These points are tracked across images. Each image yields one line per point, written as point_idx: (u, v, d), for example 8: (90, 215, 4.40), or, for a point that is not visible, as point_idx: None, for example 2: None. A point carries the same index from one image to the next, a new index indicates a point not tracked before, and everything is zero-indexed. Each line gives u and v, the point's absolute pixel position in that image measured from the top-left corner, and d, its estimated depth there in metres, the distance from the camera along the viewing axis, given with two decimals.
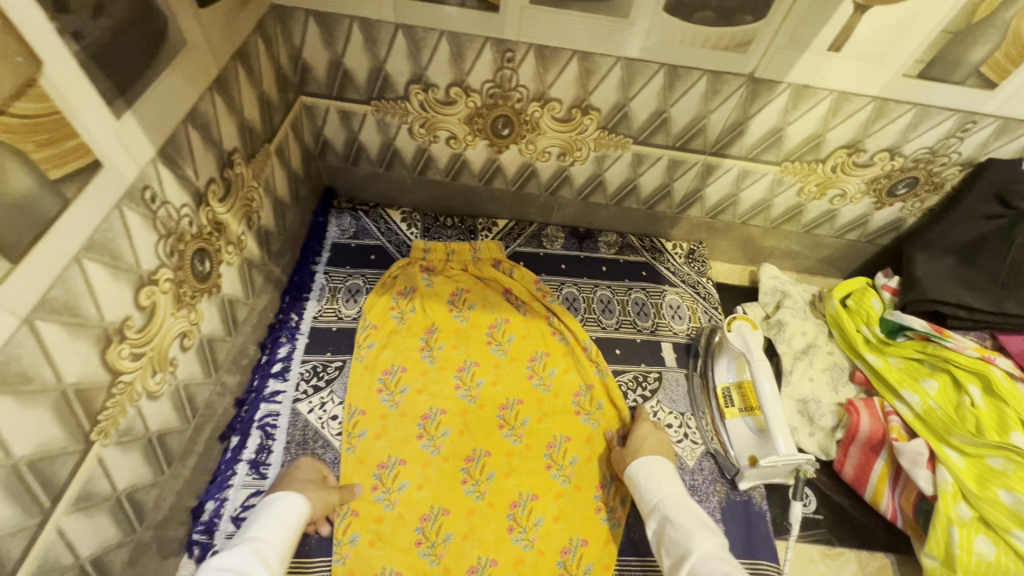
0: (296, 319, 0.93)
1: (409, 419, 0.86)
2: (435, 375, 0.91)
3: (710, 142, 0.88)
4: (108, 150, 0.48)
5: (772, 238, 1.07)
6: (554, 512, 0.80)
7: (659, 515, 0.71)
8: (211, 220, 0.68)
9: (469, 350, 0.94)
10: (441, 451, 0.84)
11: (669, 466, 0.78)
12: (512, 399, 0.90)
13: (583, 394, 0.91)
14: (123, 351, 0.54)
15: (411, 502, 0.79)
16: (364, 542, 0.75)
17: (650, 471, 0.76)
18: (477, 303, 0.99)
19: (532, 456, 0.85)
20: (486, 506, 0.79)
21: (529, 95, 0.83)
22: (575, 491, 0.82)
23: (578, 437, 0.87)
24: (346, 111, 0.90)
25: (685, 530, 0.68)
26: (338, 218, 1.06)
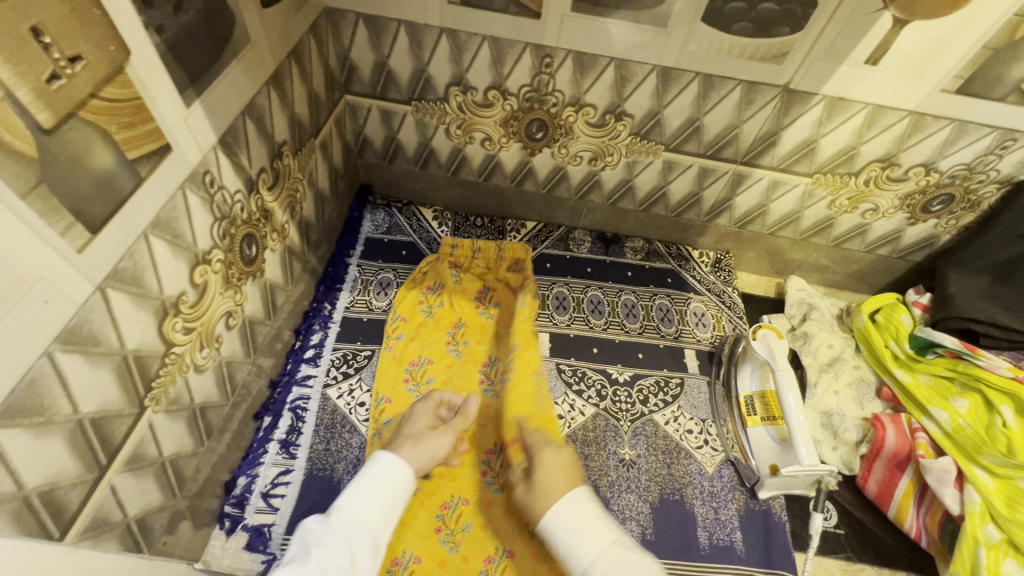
0: (329, 309, 0.97)
1: None
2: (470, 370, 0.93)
3: (741, 152, 0.89)
4: (176, 136, 0.52)
5: (801, 251, 1.07)
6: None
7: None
8: (259, 207, 0.71)
9: (493, 347, 0.96)
10: (463, 442, 0.86)
11: (582, 498, 0.72)
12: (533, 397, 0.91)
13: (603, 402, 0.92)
14: (176, 323, 0.58)
15: (432, 489, 0.81)
16: None
17: (566, 527, 0.69)
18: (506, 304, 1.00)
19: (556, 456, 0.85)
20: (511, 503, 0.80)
21: (565, 100, 0.86)
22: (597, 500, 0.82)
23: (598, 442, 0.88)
24: (387, 111, 0.94)
25: None
26: (373, 214, 1.10)
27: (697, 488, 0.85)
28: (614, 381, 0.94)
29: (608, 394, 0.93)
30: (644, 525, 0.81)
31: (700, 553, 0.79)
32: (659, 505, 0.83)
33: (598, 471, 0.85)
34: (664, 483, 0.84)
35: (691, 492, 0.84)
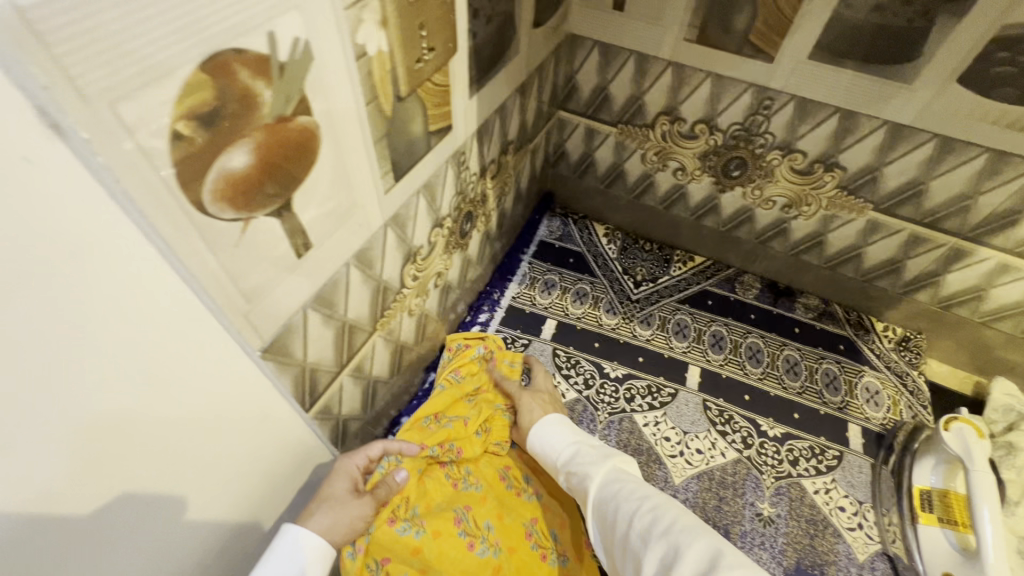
0: (498, 294, 1.08)
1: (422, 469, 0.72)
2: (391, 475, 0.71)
3: (968, 224, 0.81)
4: (457, 119, 0.65)
5: (1017, 351, 0.93)
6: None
7: (564, 466, 0.64)
8: (482, 191, 0.83)
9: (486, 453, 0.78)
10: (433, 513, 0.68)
11: (561, 418, 0.71)
12: (529, 516, 0.73)
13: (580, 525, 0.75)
14: (411, 269, 0.70)
15: (385, 543, 0.64)
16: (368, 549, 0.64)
17: (545, 433, 0.69)
18: (456, 399, 0.81)
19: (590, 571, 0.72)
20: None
21: (774, 142, 0.87)
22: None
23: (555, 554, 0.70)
24: (592, 129, 1.03)
25: (583, 470, 0.61)
26: (550, 220, 1.20)
27: (842, 572, 0.77)
28: (762, 433, 0.90)
29: (753, 444, 0.89)
30: None
31: None
32: (794, 574, 0.77)
33: (732, 517, 0.82)
34: (803, 553, 0.79)
35: (835, 574, 0.77)
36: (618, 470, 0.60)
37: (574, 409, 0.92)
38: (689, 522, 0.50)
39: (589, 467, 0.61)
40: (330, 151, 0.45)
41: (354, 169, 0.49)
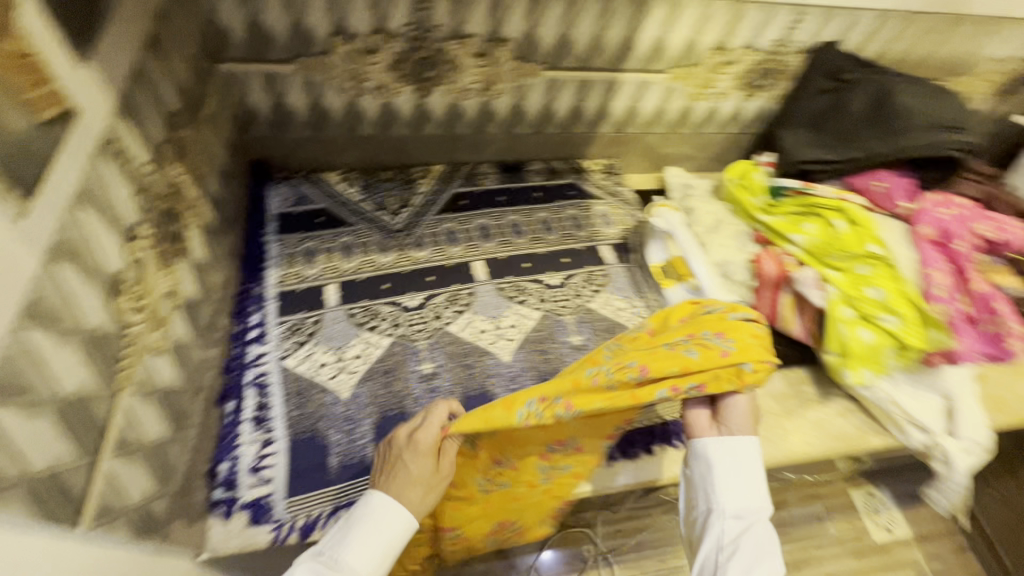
0: (260, 289, 0.95)
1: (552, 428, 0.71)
2: (592, 378, 0.68)
3: (608, 58, 1.01)
4: (82, 99, 0.50)
5: (670, 144, 1.24)
6: (527, 519, 0.87)
7: (722, 505, 0.65)
8: (171, 181, 0.68)
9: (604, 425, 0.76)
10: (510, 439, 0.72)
11: (746, 448, 0.67)
12: (513, 460, 0.76)
13: (569, 444, 0.77)
14: (126, 302, 0.56)
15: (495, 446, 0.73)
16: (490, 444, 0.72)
17: (733, 457, 0.66)
18: (733, 342, 0.68)
19: (563, 486, 0.81)
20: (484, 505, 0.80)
21: (447, 33, 0.91)
22: (534, 519, 0.88)
23: (523, 471, 0.78)
24: (269, 74, 0.92)
25: (751, 541, 0.63)
26: (276, 190, 1.07)
27: None
28: (549, 286, 1.05)
29: (547, 297, 1.03)
30: None
31: None
32: None
33: (556, 360, 0.95)
34: None
35: None
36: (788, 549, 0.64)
37: (395, 352, 0.92)
38: None
39: (761, 534, 0.63)
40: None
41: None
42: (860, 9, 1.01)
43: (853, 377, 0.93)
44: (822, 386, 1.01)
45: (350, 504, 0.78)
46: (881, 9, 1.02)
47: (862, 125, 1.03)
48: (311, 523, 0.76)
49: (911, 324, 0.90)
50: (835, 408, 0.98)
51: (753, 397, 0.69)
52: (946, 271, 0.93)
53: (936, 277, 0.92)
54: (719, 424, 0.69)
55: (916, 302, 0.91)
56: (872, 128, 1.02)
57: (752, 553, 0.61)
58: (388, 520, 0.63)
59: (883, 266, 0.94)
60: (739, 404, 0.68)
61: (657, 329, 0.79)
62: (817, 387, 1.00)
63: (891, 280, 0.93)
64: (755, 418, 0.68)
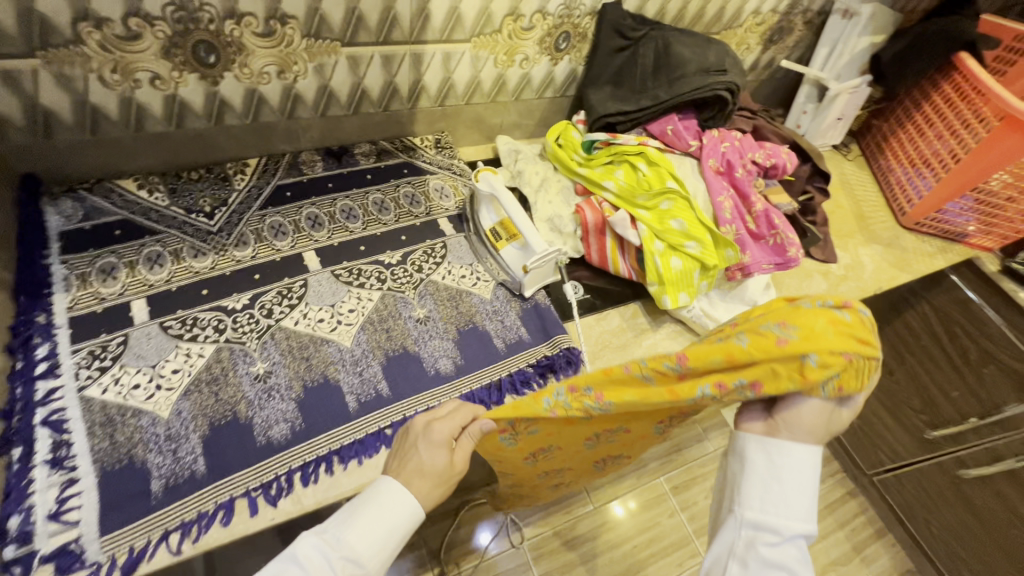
0: (45, 317, 0.83)
1: (565, 422, 0.72)
2: (625, 367, 0.66)
3: (406, 31, 1.01)
4: None
5: (495, 113, 1.28)
6: (574, 472, 1.05)
7: (746, 510, 0.61)
8: None
9: (635, 421, 0.75)
10: (533, 435, 0.79)
11: (800, 458, 0.60)
12: (552, 445, 0.84)
13: (617, 430, 0.80)
14: None
15: (532, 440, 0.81)
16: (542, 433, 0.78)
17: (784, 462, 0.61)
18: (795, 329, 0.57)
19: (592, 456, 0.95)
20: (532, 471, 0.96)
21: (219, 13, 0.85)
22: (580, 471, 1.05)
23: (569, 452, 0.90)
24: (6, 72, 0.79)
25: (773, 550, 0.59)
26: (55, 205, 0.94)
27: (484, 312, 1.02)
28: (388, 265, 1.04)
29: (387, 276, 1.02)
30: (454, 355, 0.95)
31: (499, 355, 0.97)
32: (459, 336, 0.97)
33: (401, 335, 0.95)
34: (458, 321, 0.99)
35: (480, 317, 1.01)
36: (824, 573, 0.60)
37: (222, 358, 0.85)
38: None
39: (786, 551, 0.60)
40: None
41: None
42: None
43: (672, 301, 1.04)
44: (655, 317, 1.11)
45: (182, 526, 0.72)
46: None
47: (650, 77, 1.15)
48: (136, 557, 0.69)
49: (708, 246, 1.02)
50: (665, 332, 1.10)
51: (835, 401, 0.59)
52: (729, 197, 1.07)
53: (722, 202, 1.06)
54: (776, 430, 0.61)
55: (709, 226, 1.04)
56: (656, 79, 1.14)
57: (764, 569, 0.59)
58: (394, 503, 0.66)
59: (681, 199, 1.05)
60: (809, 409, 0.59)
61: (739, 318, 0.68)
62: (650, 318, 1.11)
63: (689, 210, 1.04)
64: (828, 423, 0.60)
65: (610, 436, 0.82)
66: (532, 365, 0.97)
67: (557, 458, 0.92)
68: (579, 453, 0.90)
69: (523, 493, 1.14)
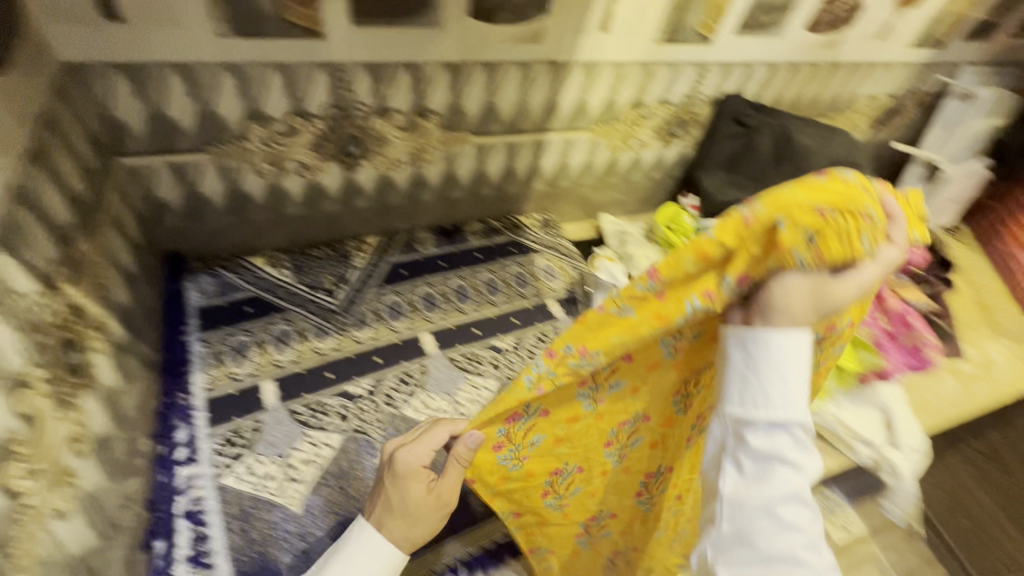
0: (185, 398, 0.85)
1: (563, 391, 0.70)
2: (602, 309, 0.64)
3: (534, 122, 1.02)
4: None
5: (600, 192, 1.28)
6: (624, 531, 0.82)
7: (733, 414, 0.53)
8: (67, 305, 0.60)
9: (657, 393, 0.70)
10: (524, 463, 0.76)
11: (798, 346, 0.52)
12: (570, 464, 0.77)
13: (638, 419, 0.72)
14: (13, 469, 0.47)
15: (540, 458, 0.76)
16: (547, 441, 0.75)
17: (775, 356, 0.52)
18: (762, 205, 0.52)
19: (628, 475, 0.77)
20: (562, 516, 0.81)
21: (370, 110, 0.88)
22: (628, 529, 0.81)
23: (590, 469, 0.77)
24: (178, 165, 0.84)
25: (761, 473, 0.52)
26: (194, 280, 0.97)
27: None
28: (503, 351, 1.03)
29: (501, 362, 1.01)
30: None
31: None
32: None
33: None
34: None
35: None
36: (819, 458, 0.53)
37: (350, 450, 0.84)
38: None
39: (777, 440, 0.52)
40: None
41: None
42: (753, 63, 1.10)
43: None
44: None
45: None
46: (772, 62, 1.11)
47: (771, 166, 1.13)
48: None
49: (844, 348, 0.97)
50: None
51: (829, 278, 0.52)
52: None
53: None
54: (755, 323, 0.54)
55: None
56: (778, 168, 1.13)
57: (759, 462, 0.52)
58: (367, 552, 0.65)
59: None
60: (788, 283, 0.51)
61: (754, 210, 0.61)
62: None
63: None
64: (814, 301, 0.52)
65: (634, 435, 0.74)
66: None
67: (595, 492, 0.79)
68: (620, 484, 0.79)
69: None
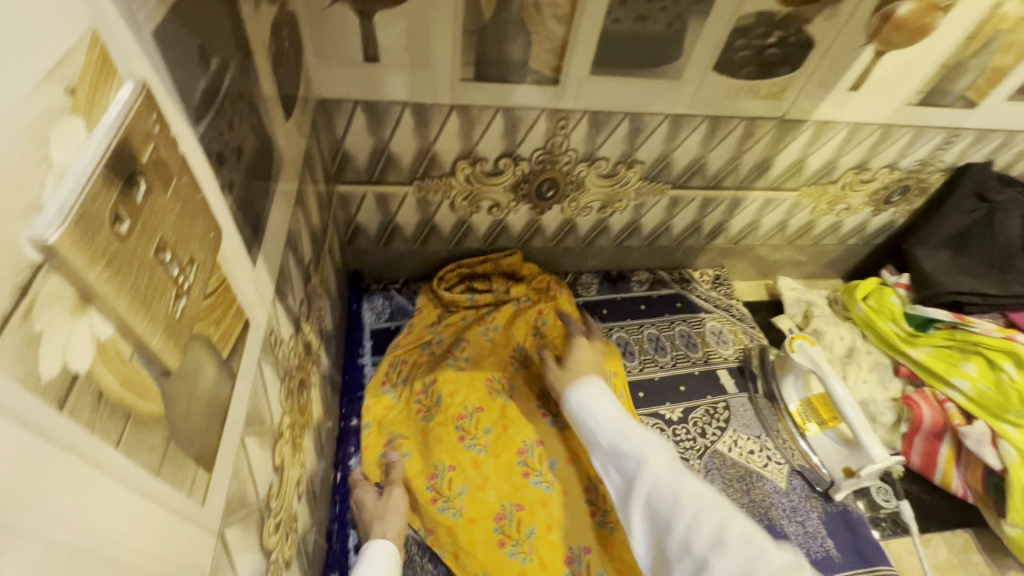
0: (359, 423, 0.86)
1: (409, 419, 0.87)
2: (377, 394, 0.88)
3: (740, 178, 0.93)
4: (251, 304, 0.42)
5: (782, 253, 1.15)
6: (545, 520, 0.78)
7: (598, 455, 0.66)
8: (304, 344, 0.61)
9: (469, 397, 0.88)
10: (405, 472, 0.81)
11: (602, 393, 0.71)
12: (443, 466, 0.82)
13: (469, 415, 0.86)
14: (270, 526, 0.46)
15: (417, 467, 0.82)
16: (414, 455, 0.83)
17: (582, 403, 0.70)
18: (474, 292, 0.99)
19: (499, 462, 0.83)
20: (468, 522, 0.78)
21: (578, 157, 0.84)
22: (561, 496, 0.81)
23: (461, 466, 0.82)
24: (384, 195, 0.85)
25: (658, 490, 0.58)
26: (370, 302, 1.00)
27: (781, 508, 0.87)
28: (669, 422, 0.94)
29: (669, 436, 0.92)
30: None
31: None
32: None
33: None
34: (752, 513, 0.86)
35: (777, 514, 0.86)
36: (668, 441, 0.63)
37: None
38: (731, 523, 0.52)
39: (639, 442, 0.62)
40: (17, 561, 0.18)
41: (75, 533, 0.21)
42: (1019, 131, 0.92)
43: None
44: (995, 558, 0.87)
45: None
46: None
47: (1019, 254, 0.94)
48: None
49: None
50: None
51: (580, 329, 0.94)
52: None
53: None
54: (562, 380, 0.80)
55: None
56: None
57: (653, 504, 0.58)
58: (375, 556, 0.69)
59: None
60: (574, 351, 0.84)
61: (499, 344, 0.96)
62: (987, 559, 0.87)
63: None
64: (593, 364, 0.82)
65: (484, 430, 0.85)
66: None
67: (500, 496, 0.80)
68: (533, 499, 0.80)
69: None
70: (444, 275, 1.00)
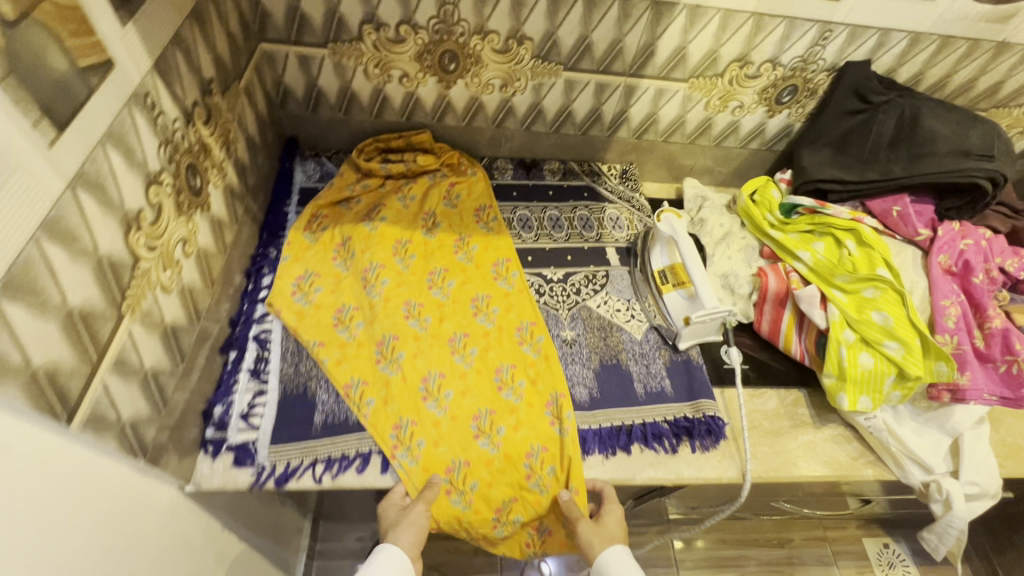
0: (275, 253, 1.02)
1: (325, 262, 1.01)
2: (299, 235, 1.03)
3: (627, 64, 1.02)
4: (117, 52, 0.56)
5: (689, 155, 1.24)
6: (414, 350, 0.93)
7: None
8: (199, 140, 0.75)
9: (375, 253, 1.03)
10: (312, 302, 0.96)
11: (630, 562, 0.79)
12: (347, 303, 0.97)
13: (372, 269, 1.01)
14: (140, 238, 0.62)
15: (325, 300, 0.96)
16: (325, 291, 0.98)
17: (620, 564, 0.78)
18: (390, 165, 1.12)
19: (390, 305, 0.97)
20: (356, 344, 0.92)
21: (470, 29, 0.95)
22: (431, 336, 0.95)
23: (362, 305, 0.97)
24: (304, 56, 0.98)
25: None
26: (303, 165, 1.14)
27: (630, 352, 0.99)
28: (549, 280, 1.07)
29: (545, 291, 1.05)
30: (591, 387, 0.94)
31: (637, 401, 0.94)
32: (600, 368, 0.97)
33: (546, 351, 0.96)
34: (602, 354, 0.98)
35: (625, 356, 0.99)
36: None
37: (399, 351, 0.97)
38: None
39: None
40: None
41: None
42: (891, 29, 0.98)
43: (849, 402, 0.89)
44: (819, 412, 0.98)
45: (328, 459, 0.83)
46: (917, 33, 0.99)
47: (884, 149, 1.01)
48: (289, 472, 0.81)
49: (915, 352, 0.86)
50: (829, 434, 0.96)
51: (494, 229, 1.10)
52: (957, 302, 0.91)
53: (947, 307, 0.90)
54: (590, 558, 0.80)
55: (921, 330, 0.88)
56: (892, 151, 1.01)
57: None
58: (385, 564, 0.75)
59: (890, 289, 0.91)
60: (612, 514, 0.84)
61: (411, 214, 1.09)
62: (812, 412, 0.99)
63: (897, 304, 0.90)
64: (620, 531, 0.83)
65: (384, 279, 1.00)
66: (668, 422, 0.92)
67: (385, 328, 0.94)
68: (412, 334, 0.95)
69: (437, 440, 0.85)
70: (363, 148, 1.13)
